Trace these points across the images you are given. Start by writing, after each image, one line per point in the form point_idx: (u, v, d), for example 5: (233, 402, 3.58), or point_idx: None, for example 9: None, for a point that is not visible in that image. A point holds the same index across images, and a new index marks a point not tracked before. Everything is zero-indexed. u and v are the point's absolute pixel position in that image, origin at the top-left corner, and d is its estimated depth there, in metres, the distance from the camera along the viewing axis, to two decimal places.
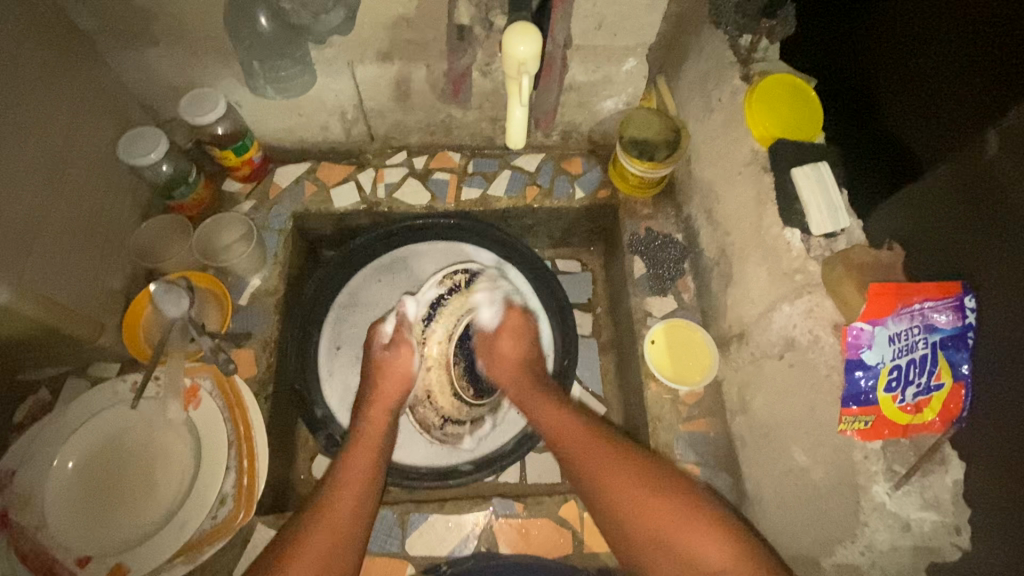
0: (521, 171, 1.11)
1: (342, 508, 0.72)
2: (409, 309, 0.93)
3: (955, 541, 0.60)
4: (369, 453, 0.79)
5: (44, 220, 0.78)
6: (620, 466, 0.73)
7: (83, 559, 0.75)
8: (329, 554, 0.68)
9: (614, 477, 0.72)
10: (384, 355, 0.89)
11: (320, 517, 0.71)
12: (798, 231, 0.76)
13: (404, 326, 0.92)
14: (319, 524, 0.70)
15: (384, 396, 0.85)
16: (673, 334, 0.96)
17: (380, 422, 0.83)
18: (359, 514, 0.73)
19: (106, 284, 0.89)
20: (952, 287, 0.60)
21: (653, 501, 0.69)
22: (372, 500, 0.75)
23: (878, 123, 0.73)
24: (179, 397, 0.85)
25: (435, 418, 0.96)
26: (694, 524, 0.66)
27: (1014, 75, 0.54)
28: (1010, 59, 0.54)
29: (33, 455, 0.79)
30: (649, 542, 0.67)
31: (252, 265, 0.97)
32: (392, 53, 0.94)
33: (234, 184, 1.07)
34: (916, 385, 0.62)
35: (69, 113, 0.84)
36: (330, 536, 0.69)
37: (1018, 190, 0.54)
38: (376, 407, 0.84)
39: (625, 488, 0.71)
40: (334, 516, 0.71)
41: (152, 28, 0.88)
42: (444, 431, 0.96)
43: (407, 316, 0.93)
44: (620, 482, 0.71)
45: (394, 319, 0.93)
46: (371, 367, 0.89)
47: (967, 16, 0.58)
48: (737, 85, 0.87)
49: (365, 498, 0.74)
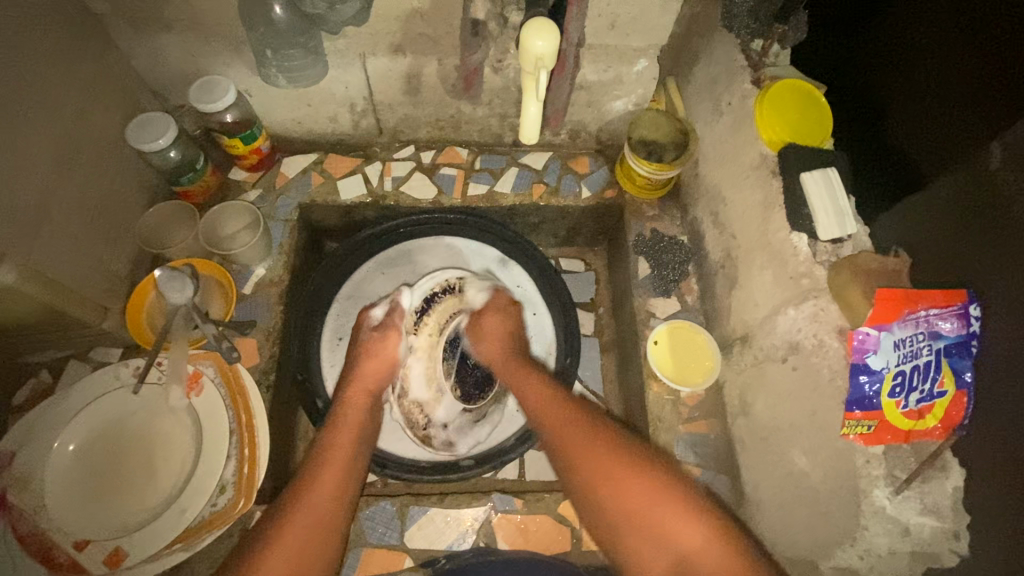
0: (528, 168, 1.11)
1: (323, 497, 0.72)
2: (405, 298, 0.93)
3: (953, 547, 0.61)
4: (348, 439, 0.79)
5: (51, 202, 0.78)
6: (605, 451, 0.73)
7: (82, 543, 0.74)
8: (307, 545, 0.68)
9: (593, 464, 0.72)
10: (371, 337, 0.89)
11: (300, 508, 0.71)
12: (805, 236, 0.76)
13: (395, 311, 0.92)
14: (296, 515, 0.70)
15: (362, 378, 0.86)
16: (676, 336, 0.96)
17: (357, 405, 0.83)
18: (340, 506, 0.73)
19: (110, 269, 0.89)
20: (957, 294, 0.60)
21: (628, 488, 0.70)
22: (353, 486, 0.76)
23: (884, 131, 0.74)
24: (183, 384, 0.84)
25: (421, 416, 0.94)
26: (668, 506, 0.68)
27: (1015, 90, 0.55)
28: (1012, 74, 0.55)
29: (34, 438, 0.78)
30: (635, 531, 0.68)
31: (257, 254, 0.98)
32: (404, 46, 0.94)
33: (241, 173, 1.07)
34: (919, 391, 0.63)
35: (78, 96, 0.83)
36: (307, 527, 0.69)
37: (1018, 203, 0.54)
38: (354, 391, 0.85)
39: (604, 473, 0.71)
40: (314, 507, 0.71)
41: (165, 13, 0.87)
42: (427, 431, 0.94)
43: (402, 305, 0.92)
44: (600, 466, 0.72)
45: (387, 305, 0.93)
46: (356, 348, 0.89)
47: (970, 30, 0.60)
48: (747, 89, 0.88)
49: (346, 487, 0.75)
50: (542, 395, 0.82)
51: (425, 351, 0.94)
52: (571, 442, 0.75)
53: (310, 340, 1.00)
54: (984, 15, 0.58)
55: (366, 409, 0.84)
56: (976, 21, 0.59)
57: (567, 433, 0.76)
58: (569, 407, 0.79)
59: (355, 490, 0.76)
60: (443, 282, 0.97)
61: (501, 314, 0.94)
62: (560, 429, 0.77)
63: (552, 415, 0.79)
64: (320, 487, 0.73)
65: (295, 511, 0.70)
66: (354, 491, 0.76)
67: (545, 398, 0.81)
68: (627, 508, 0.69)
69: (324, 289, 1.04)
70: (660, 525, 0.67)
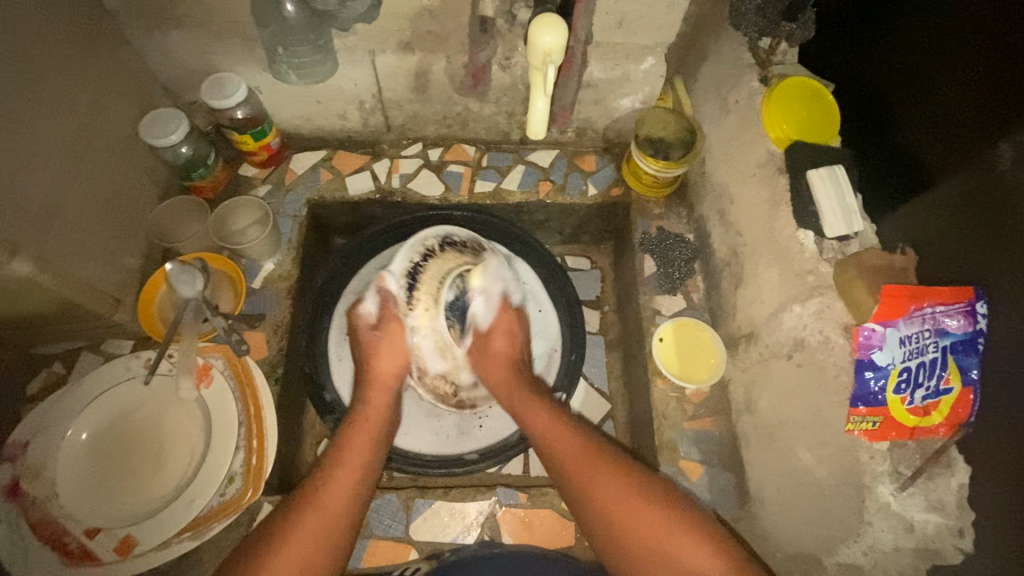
0: (536, 166, 1.12)
1: (337, 494, 0.74)
2: (390, 284, 0.88)
3: (957, 544, 0.61)
4: (366, 440, 0.81)
5: (64, 197, 0.79)
6: (605, 473, 0.75)
7: (93, 530, 0.76)
8: (319, 542, 0.70)
9: (613, 493, 0.73)
10: (374, 336, 0.88)
11: (315, 505, 0.72)
12: (811, 233, 0.76)
13: (386, 301, 0.89)
14: (310, 513, 0.72)
15: (377, 377, 0.86)
16: (681, 333, 0.96)
17: (379, 402, 0.85)
18: (352, 503, 0.74)
19: (122, 262, 0.90)
20: (963, 291, 0.61)
21: (631, 512, 0.72)
22: (367, 488, 0.77)
23: (893, 132, 0.74)
24: (192, 375, 0.85)
25: (447, 386, 0.94)
26: (685, 535, 0.69)
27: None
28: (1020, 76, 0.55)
29: (46, 426, 0.80)
30: (641, 550, 0.70)
31: (266, 250, 0.99)
32: (413, 44, 0.95)
33: (251, 169, 1.08)
34: (925, 388, 0.63)
35: (91, 93, 0.84)
36: (322, 524, 0.71)
37: None
38: (374, 388, 0.86)
39: (607, 494, 0.73)
40: (329, 504, 0.73)
41: (178, 10, 0.89)
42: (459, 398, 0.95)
43: (391, 291, 0.88)
44: (603, 487, 0.74)
45: (376, 297, 0.89)
46: (360, 350, 0.89)
47: (979, 33, 0.60)
48: (755, 87, 0.88)
49: (361, 486, 0.76)
50: (552, 426, 0.82)
51: (427, 327, 0.89)
52: (584, 468, 0.76)
53: (317, 335, 1.01)
54: (993, 18, 0.58)
55: (386, 412, 0.85)
56: (985, 24, 0.59)
57: (568, 448, 0.79)
58: (582, 439, 0.79)
59: (370, 489, 0.78)
60: (421, 247, 0.88)
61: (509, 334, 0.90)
62: (573, 461, 0.77)
63: (560, 438, 0.80)
64: (335, 484, 0.75)
65: (306, 508, 0.72)
66: (369, 491, 0.77)
67: (559, 430, 0.81)
68: (643, 537, 0.70)
69: (332, 284, 1.05)
70: (675, 554, 0.68)
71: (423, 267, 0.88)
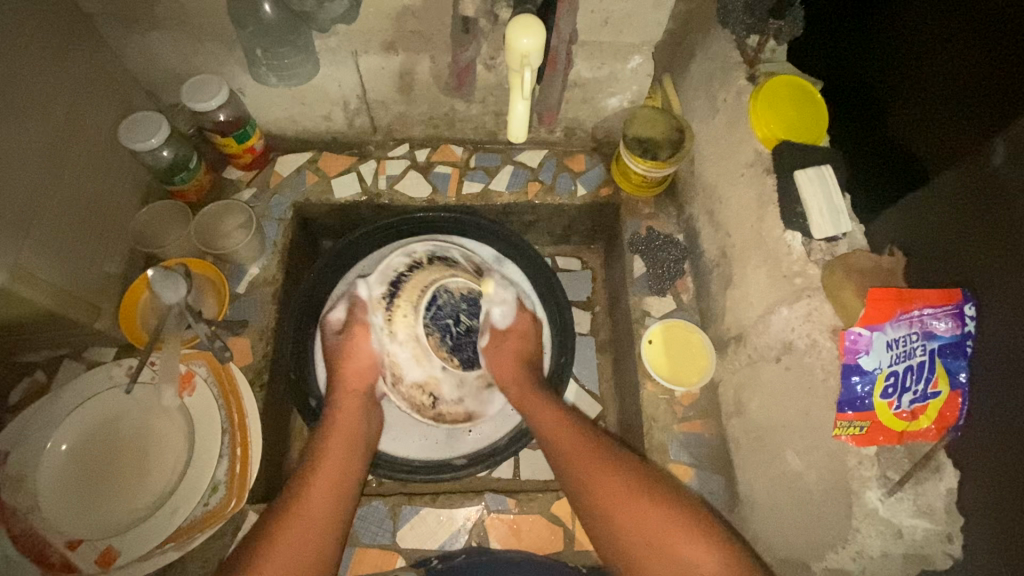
0: (523, 166, 1.11)
1: (317, 502, 0.73)
2: (363, 290, 0.90)
3: (947, 549, 0.61)
4: (342, 446, 0.80)
5: (41, 204, 0.77)
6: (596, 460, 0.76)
7: (74, 541, 0.74)
8: (300, 550, 0.69)
9: (609, 488, 0.73)
10: (340, 340, 0.89)
11: (294, 513, 0.72)
12: (799, 234, 0.75)
13: (356, 307, 0.90)
14: (290, 522, 0.71)
15: (348, 383, 0.87)
16: (670, 335, 0.95)
17: (352, 410, 0.85)
18: (332, 510, 0.74)
19: (103, 269, 0.89)
20: (952, 294, 0.59)
21: (622, 497, 0.72)
22: (349, 493, 0.76)
23: (883, 130, 0.72)
24: (175, 383, 0.84)
25: (424, 396, 0.91)
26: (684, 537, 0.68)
27: (1013, 87, 0.53)
28: (1008, 70, 0.54)
29: (26, 436, 0.78)
30: (644, 544, 0.69)
31: (251, 253, 0.98)
32: (396, 44, 0.93)
33: (236, 172, 1.07)
34: (913, 392, 0.61)
35: (68, 96, 0.83)
36: (302, 531, 0.70)
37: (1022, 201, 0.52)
38: (343, 392, 0.87)
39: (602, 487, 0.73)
40: (306, 512, 0.72)
41: (157, 13, 0.87)
42: (437, 410, 0.92)
43: (360, 298, 0.90)
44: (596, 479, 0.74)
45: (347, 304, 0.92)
46: (330, 356, 0.90)
47: (965, 30, 0.58)
48: (742, 86, 0.87)
49: (341, 498, 0.75)
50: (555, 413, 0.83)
51: (404, 333, 0.88)
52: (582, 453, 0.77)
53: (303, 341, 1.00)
54: (982, 14, 0.56)
55: (358, 419, 0.85)
56: (970, 20, 0.58)
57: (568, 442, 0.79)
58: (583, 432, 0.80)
59: (353, 496, 0.77)
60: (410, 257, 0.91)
61: (524, 338, 0.93)
62: (571, 446, 0.78)
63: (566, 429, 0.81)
64: (314, 492, 0.74)
65: (283, 519, 0.71)
66: (351, 499, 0.77)
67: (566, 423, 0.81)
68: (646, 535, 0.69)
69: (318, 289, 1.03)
70: (673, 546, 0.68)
71: (408, 275, 0.90)
